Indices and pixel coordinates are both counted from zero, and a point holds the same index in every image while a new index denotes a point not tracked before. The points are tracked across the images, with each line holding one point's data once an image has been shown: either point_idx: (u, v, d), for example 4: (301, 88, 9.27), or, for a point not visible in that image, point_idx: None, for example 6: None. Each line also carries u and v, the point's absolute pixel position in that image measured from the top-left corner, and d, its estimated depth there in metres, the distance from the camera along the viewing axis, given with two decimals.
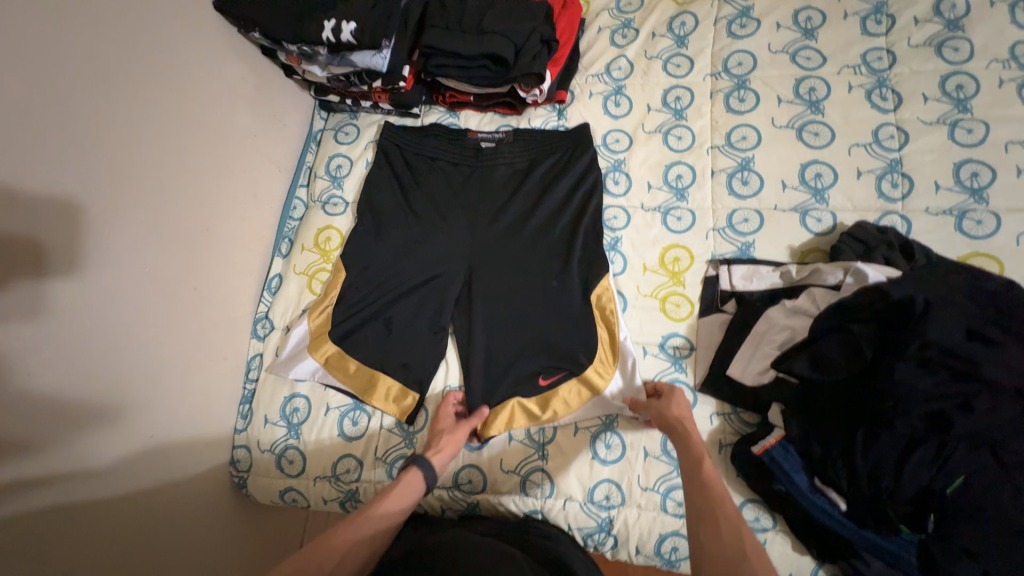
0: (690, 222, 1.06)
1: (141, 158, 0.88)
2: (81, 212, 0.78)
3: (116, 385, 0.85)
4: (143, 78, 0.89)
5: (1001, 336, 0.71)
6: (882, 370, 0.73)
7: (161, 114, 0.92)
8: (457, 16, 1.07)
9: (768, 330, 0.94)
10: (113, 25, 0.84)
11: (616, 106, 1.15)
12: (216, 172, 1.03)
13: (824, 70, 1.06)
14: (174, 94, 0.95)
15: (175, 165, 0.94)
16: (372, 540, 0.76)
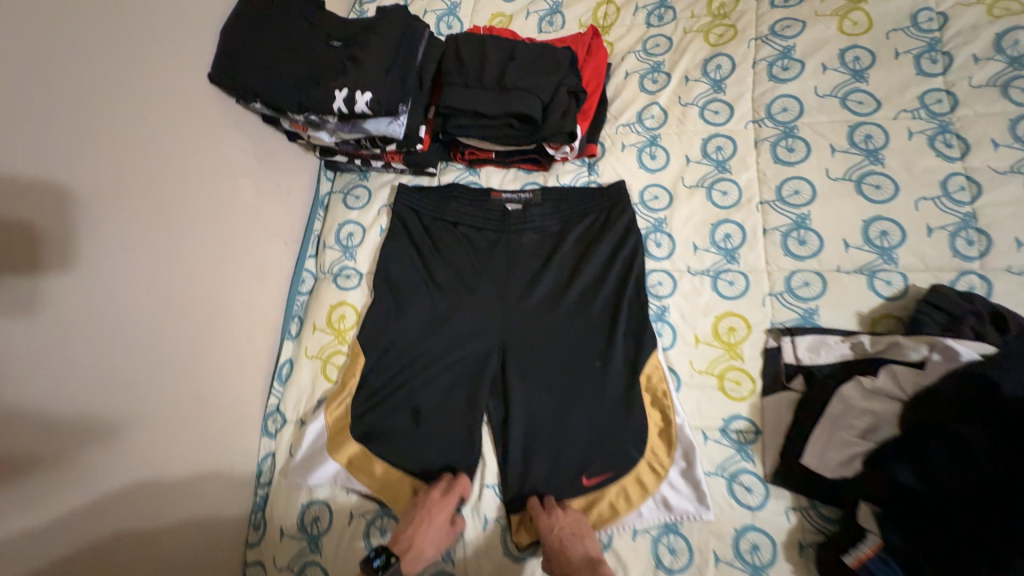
0: (743, 287, 0.96)
1: (129, 260, 0.79)
2: (57, 337, 0.69)
3: (102, 519, 0.75)
4: (132, 168, 0.79)
5: None
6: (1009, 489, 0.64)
7: (151, 206, 0.82)
8: (476, 72, 0.98)
9: (843, 413, 0.83)
10: (95, 118, 0.74)
11: (651, 159, 1.06)
12: (215, 258, 0.94)
13: (879, 115, 0.97)
14: (168, 180, 0.85)
15: (169, 260, 0.85)
16: None
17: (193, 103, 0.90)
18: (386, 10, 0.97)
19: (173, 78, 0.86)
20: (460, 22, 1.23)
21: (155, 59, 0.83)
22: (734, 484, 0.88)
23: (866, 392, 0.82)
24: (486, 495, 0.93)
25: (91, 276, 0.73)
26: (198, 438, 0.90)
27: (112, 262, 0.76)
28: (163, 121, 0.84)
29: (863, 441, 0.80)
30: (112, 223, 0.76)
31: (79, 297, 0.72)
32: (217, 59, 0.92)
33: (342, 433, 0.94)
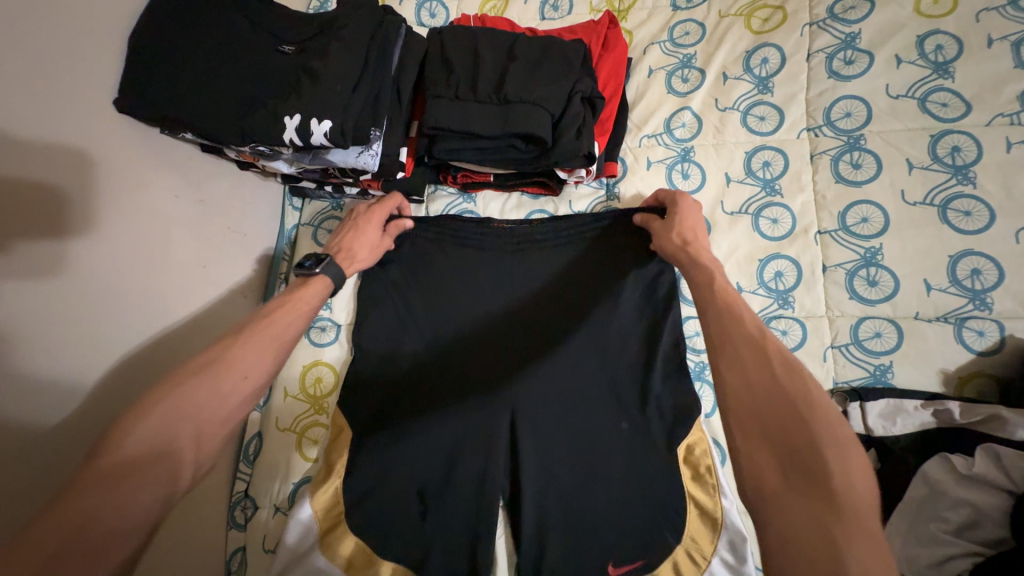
0: (799, 339, 0.80)
1: (33, 367, 0.60)
2: None
3: None
4: (24, 245, 0.59)
5: None
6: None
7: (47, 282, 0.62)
8: (469, 80, 0.79)
9: (931, 498, 0.68)
10: None
11: (683, 179, 0.88)
12: (153, 339, 0.75)
13: (968, 121, 0.78)
14: (71, 252, 0.65)
15: (86, 355, 0.66)
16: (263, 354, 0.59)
17: (104, 141, 0.69)
18: (351, 4, 0.76)
19: (75, 116, 0.66)
20: (445, 8, 1.01)
21: (47, 82, 0.62)
22: None
23: (960, 478, 0.67)
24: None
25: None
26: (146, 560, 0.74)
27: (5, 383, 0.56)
28: (59, 175, 0.64)
29: (958, 539, 0.65)
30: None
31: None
32: (130, 79, 0.70)
33: (334, 527, 0.79)
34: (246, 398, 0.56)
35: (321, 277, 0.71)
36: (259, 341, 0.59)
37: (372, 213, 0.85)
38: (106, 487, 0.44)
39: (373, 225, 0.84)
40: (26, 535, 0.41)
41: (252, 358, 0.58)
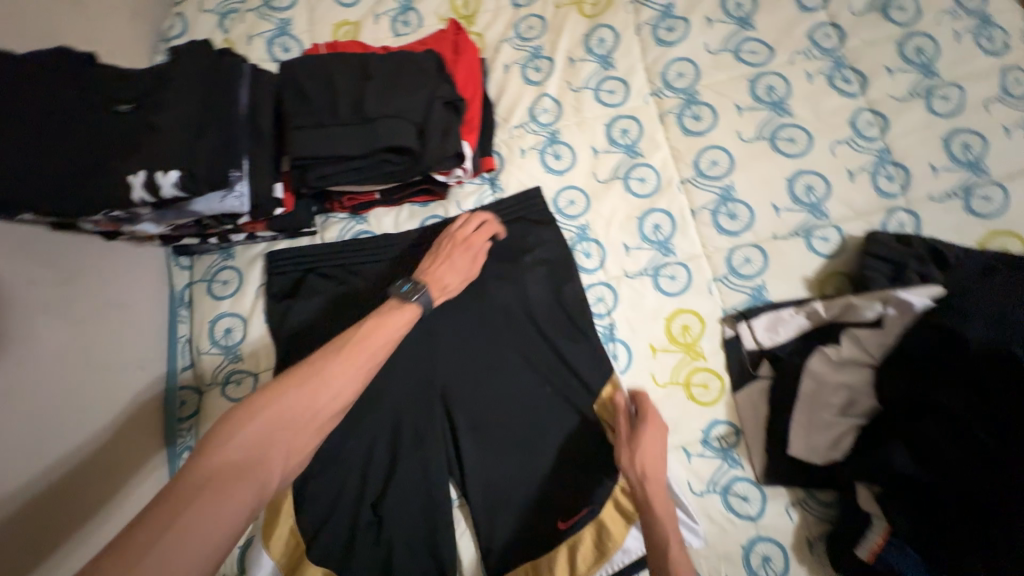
0: (685, 280, 0.88)
1: None
2: None
3: None
4: None
5: None
6: (1014, 461, 0.57)
7: None
8: (326, 105, 0.80)
9: (818, 390, 0.77)
10: None
11: (556, 159, 0.94)
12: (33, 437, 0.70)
13: (775, 63, 0.91)
14: None
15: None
16: (354, 378, 0.61)
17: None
18: (186, 51, 0.75)
19: None
20: (297, 41, 1.02)
21: None
22: (729, 497, 0.80)
23: (835, 365, 0.76)
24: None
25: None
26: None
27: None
28: None
29: (843, 417, 0.75)
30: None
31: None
32: None
33: (298, 565, 0.79)
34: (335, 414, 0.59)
35: (415, 305, 0.72)
36: (349, 363, 0.61)
37: (454, 245, 0.83)
38: (208, 500, 0.48)
39: (461, 258, 0.83)
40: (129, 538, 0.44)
41: (340, 376, 0.60)
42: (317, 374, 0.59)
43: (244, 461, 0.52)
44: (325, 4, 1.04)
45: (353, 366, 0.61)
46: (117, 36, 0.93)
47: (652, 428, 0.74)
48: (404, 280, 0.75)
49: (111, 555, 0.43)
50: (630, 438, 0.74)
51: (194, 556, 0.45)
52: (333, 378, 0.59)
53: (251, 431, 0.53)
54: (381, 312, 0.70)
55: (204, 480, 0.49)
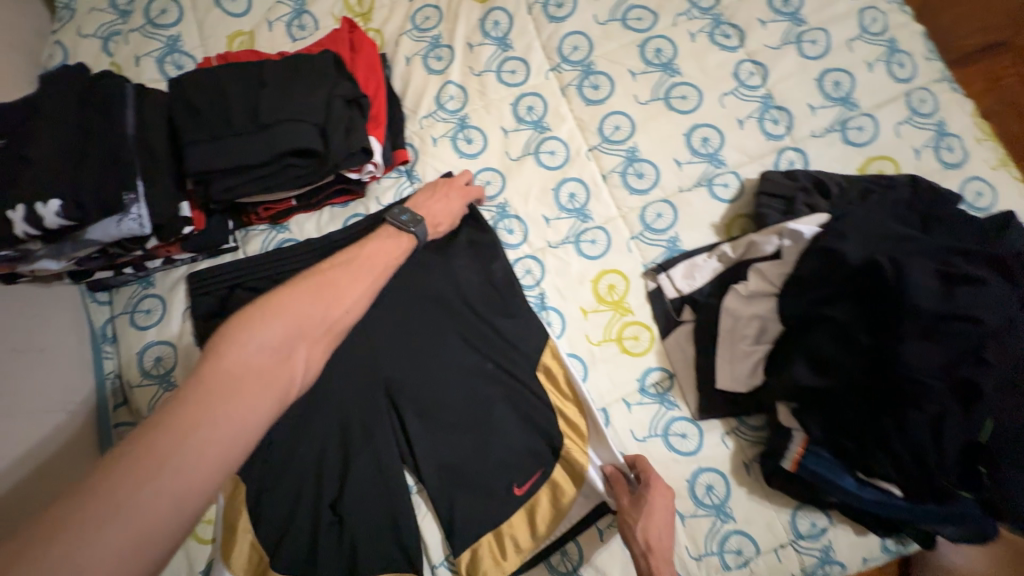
0: (605, 242, 0.92)
1: None
2: None
3: None
4: None
5: (974, 267, 0.67)
6: (892, 357, 0.65)
7: None
8: (221, 117, 0.78)
9: (735, 324, 0.83)
10: None
11: (468, 143, 0.96)
12: None
13: (660, 26, 0.96)
14: None
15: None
16: (366, 289, 0.67)
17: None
18: (59, 78, 0.72)
19: None
20: (190, 57, 0.99)
21: None
22: (670, 436, 0.85)
23: (746, 298, 0.82)
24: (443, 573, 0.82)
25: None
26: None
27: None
28: None
29: (758, 345, 0.81)
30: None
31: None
32: None
33: None
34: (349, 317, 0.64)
35: (410, 236, 0.77)
36: (357, 276, 0.67)
37: (445, 187, 0.89)
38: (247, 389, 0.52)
39: (454, 203, 0.88)
40: (187, 413, 0.49)
41: (349, 295, 0.64)
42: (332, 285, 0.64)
43: (266, 364, 0.55)
44: (214, 17, 1.01)
45: (363, 278, 0.67)
46: None
47: (659, 494, 0.74)
48: (403, 211, 0.79)
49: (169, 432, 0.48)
50: (634, 503, 0.74)
51: (242, 429, 0.50)
52: (347, 287, 0.65)
53: (270, 335, 0.56)
54: (378, 237, 0.76)
55: (230, 379, 0.52)
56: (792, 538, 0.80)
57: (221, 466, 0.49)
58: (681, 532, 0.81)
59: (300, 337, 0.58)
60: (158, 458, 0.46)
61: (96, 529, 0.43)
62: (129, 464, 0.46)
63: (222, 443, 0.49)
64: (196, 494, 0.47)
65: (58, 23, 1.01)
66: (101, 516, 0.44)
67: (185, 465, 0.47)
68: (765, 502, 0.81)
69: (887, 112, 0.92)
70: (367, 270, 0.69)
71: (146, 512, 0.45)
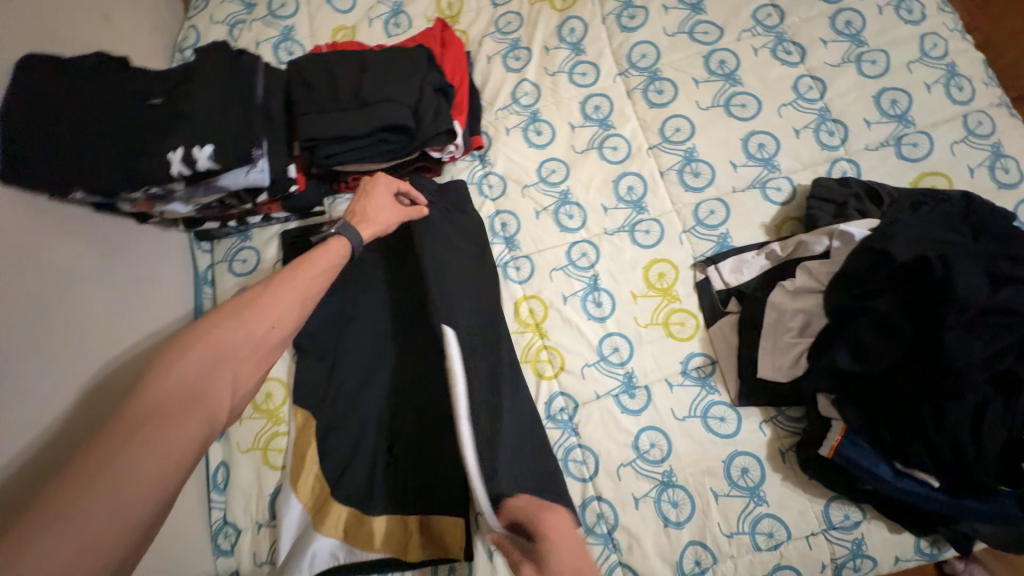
0: (659, 233, 0.99)
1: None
2: None
3: None
4: None
5: (1017, 270, 0.71)
6: (936, 346, 0.69)
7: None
8: (331, 93, 0.90)
9: (779, 318, 0.87)
10: None
11: (538, 135, 1.05)
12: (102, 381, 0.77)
13: (725, 40, 1.04)
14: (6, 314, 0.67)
15: (28, 411, 0.66)
16: (298, 305, 0.72)
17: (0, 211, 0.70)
18: (208, 51, 0.86)
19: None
20: (300, 45, 1.13)
21: None
22: (709, 419, 0.89)
23: (791, 294, 0.87)
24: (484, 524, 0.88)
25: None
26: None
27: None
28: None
29: (802, 337, 0.85)
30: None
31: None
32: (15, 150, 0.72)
33: (325, 505, 0.86)
34: (276, 332, 0.69)
35: (340, 237, 0.80)
36: (287, 291, 0.71)
37: (372, 182, 0.89)
38: (169, 413, 0.55)
39: (384, 197, 0.88)
40: (111, 440, 0.52)
41: (276, 308, 0.69)
42: (258, 301, 0.68)
43: (186, 390, 0.58)
44: (324, 12, 1.16)
45: (292, 293, 0.71)
46: (140, 47, 1.04)
47: (585, 565, 0.59)
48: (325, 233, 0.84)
49: (94, 455, 0.51)
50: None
51: (174, 446, 0.53)
52: (275, 302, 0.69)
53: (193, 362, 0.61)
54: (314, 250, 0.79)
55: (160, 401, 0.56)
56: (824, 528, 0.83)
57: (161, 474, 0.52)
58: (714, 509, 0.84)
59: (225, 362, 0.63)
60: (92, 472, 0.49)
61: (28, 547, 0.45)
62: (61, 485, 0.49)
63: (148, 464, 0.51)
64: (143, 498, 0.50)
65: (193, 11, 1.18)
66: (34, 533, 0.46)
67: (114, 483, 0.49)
68: (800, 490, 0.84)
69: (942, 131, 0.96)
70: (295, 285, 0.72)
71: (87, 519, 0.47)
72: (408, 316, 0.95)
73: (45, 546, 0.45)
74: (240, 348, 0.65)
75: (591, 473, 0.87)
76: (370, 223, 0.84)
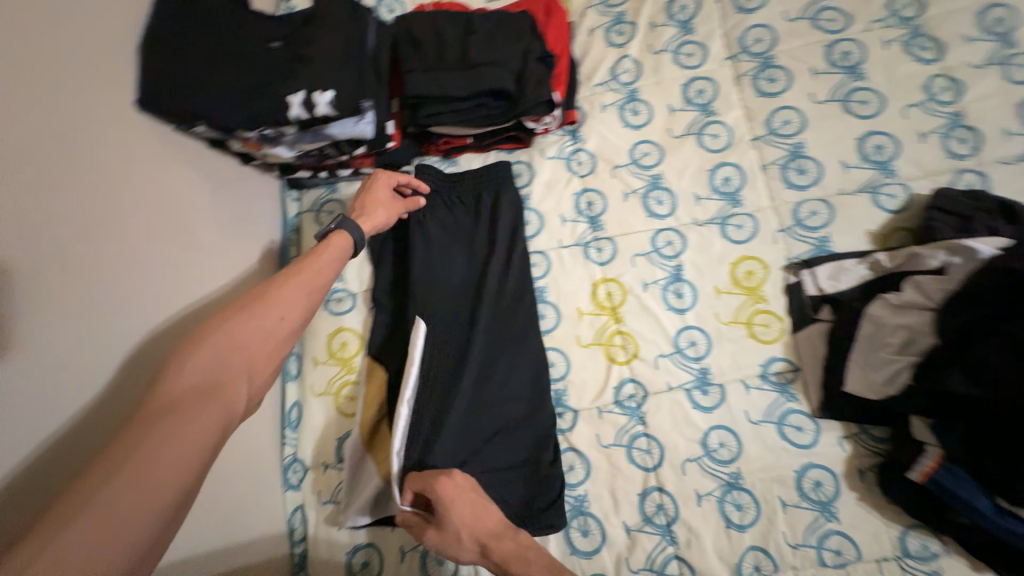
0: (752, 229, 0.94)
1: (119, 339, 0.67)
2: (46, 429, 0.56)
3: None
4: (102, 231, 0.67)
5: None
6: None
7: (117, 261, 0.69)
8: (438, 52, 0.90)
9: (876, 332, 0.82)
10: (43, 159, 0.61)
11: (634, 115, 1.02)
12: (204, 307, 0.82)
13: (852, 30, 0.96)
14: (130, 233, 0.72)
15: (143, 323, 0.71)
16: (306, 300, 0.77)
17: (133, 135, 0.75)
18: None
19: (116, 113, 0.72)
20: (403, 3, 1.13)
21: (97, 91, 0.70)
22: (785, 426, 0.86)
23: (896, 308, 0.81)
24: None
25: (37, 392, 0.56)
26: (213, 531, 0.75)
27: (65, 354, 0.60)
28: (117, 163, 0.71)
29: (902, 356, 0.78)
30: (51, 309, 0.59)
31: (28, 414, 0.55)
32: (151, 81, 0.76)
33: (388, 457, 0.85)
34: (283, 328, 0.73)
35: (346, 234, 0.85)
36: (295, 289, 0.76)
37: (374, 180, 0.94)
38: (188, 404, 0.57)
39: (382, 195, 0.93)
40: (128, 436, 0.52)
41: (283, 305, 0.74)
42: (267, 301, 0.72)
43: (203, 383, 0.61)
44: None
45: (300, 290, 0.77)
46: None
47: (483, 513, 0.73)
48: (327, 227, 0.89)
49: (113, 451, 0.51)
50: (502, 565, 0.68)
51: (197, 433, 0.55)
52: (283, 299, 0.74)
53: (206, 359, 0.63)
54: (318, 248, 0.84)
55: (179, 395, 0.58)
56: (898, 555, 0.78)
57: (188, 458, 0.53)
58: (780, 518, 0.82)
59: (236, 359, 0.66)
60: (116, 463, 0.50)
61: (51, 539, 0.43)
62: (80, 482, 0.48)
63: (175, 447, 0.53)
64: (173, 479, 0.51)
65: None
66: (55, 526, 0.44)
67: (140, 469, 0.50)
68: (875, 513, 0.81)
69: None
70: (301, 284, 0.77)
71: (118, 504, 0.47)
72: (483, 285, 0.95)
73: (72, 534, 0.44)
74: (251, 344, 0.68)
75: (655, 462, 0.86)
76: (369, 218, 0.90)
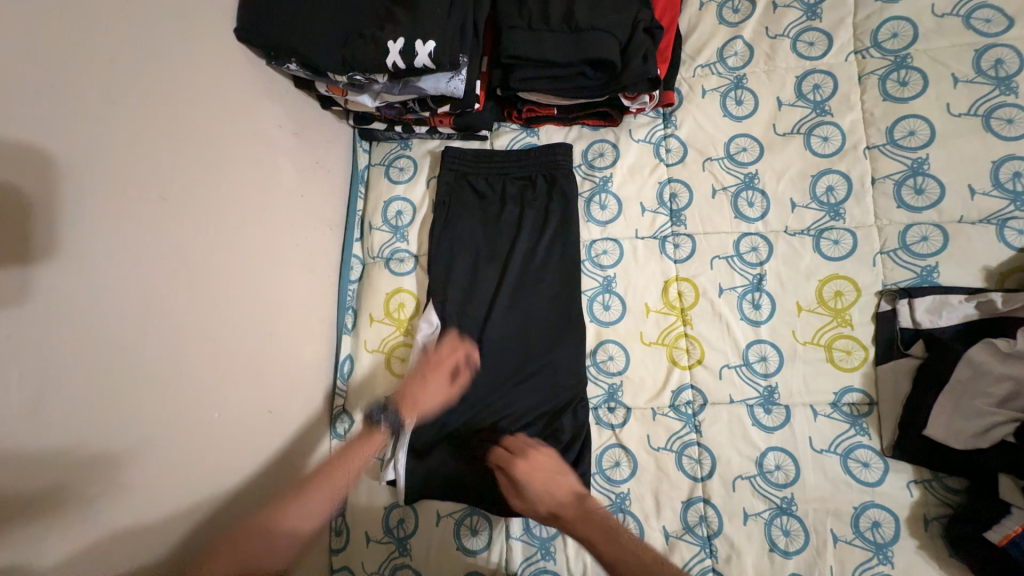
0: (850, 247, 0.86)
1: (201, 267, 0.68)
2: (133, 341, 0.58)
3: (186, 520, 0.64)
4: (193, 157, 0.67)
5: None
6: None
7: (206, 191, 0.69)
8: (541, 10, 0.83)
9: (974, 378, 0.75)
10: (144, 76, 0.60)
11: (737, 105, 0.93)
12: (275, 247, 0.83)
13: (1011, 35, 0.84)
14: (218, 165, 0.72)
15: (223, 255, 0.72)
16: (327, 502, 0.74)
17: (225, 66, 0.74)
18: None
19: (210, 40, 0.71)
20: None
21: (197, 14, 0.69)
22: (849, 460, 0.81)
23: (1002, 356, 0.74)
24: (593, 484, 0.85)
25: (134, 309, 0.58)
26: (263, 467, 0.78)
27: (157, 274, 0.61)
28: (209, 90, 0.71)
29: (1001, 409, 0.73)
30: (148, 228, 0.61)
31: (125, 326, 0.57)
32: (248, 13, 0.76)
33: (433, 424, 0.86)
34: (304, 534, 0.70)
35: (381, 430, 0.81)
36: (315, 492, 0.73)
37: (433, 368, 0.84)
38: None
39: (439, 391, 0.84)
40: None
41: (301, 510, 0.70)
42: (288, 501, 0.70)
43: None
44: None
45: (323, 501, 0.74)
46: None
47: (556, 486, 0.75)
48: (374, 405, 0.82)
49: None
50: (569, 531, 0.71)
51: None
52: (305, 512, 0.71)
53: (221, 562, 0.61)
54: (349, 449, 0.80)
55: None
56: None
57: None
58: (829, 551, 0.78)
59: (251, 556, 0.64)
60: None
61: None
62: None
63: None
64: None
65: None
66: None
67: None
68: (935, 565, 0.76)
69: None
70: (325, 497, 0.74)
71: None
72: (546, 262, 0.92)
73: None
74: (266, 549, 0.65)
75: (705, 473, 0.83)
76: (414, 410, 0.82)
